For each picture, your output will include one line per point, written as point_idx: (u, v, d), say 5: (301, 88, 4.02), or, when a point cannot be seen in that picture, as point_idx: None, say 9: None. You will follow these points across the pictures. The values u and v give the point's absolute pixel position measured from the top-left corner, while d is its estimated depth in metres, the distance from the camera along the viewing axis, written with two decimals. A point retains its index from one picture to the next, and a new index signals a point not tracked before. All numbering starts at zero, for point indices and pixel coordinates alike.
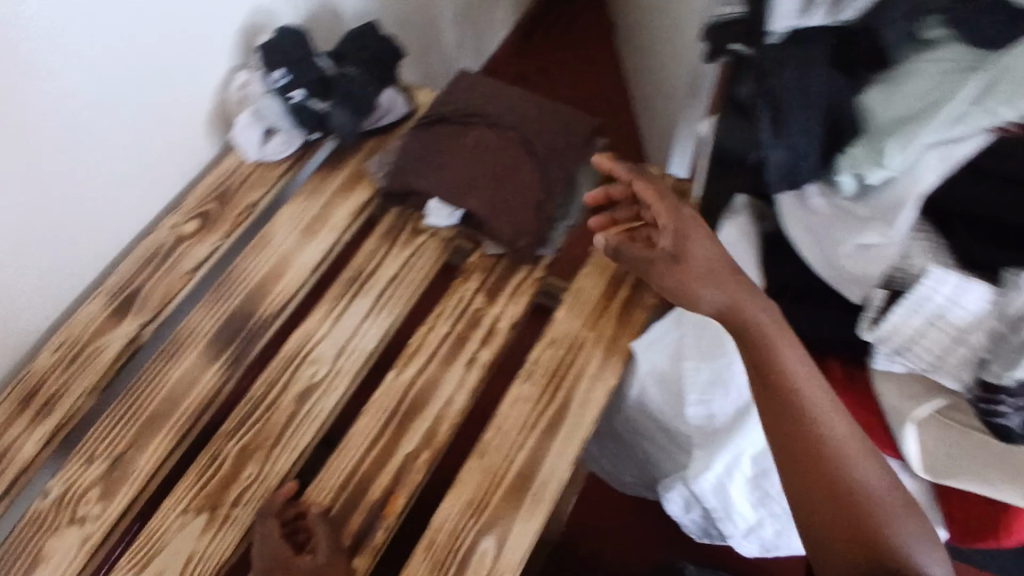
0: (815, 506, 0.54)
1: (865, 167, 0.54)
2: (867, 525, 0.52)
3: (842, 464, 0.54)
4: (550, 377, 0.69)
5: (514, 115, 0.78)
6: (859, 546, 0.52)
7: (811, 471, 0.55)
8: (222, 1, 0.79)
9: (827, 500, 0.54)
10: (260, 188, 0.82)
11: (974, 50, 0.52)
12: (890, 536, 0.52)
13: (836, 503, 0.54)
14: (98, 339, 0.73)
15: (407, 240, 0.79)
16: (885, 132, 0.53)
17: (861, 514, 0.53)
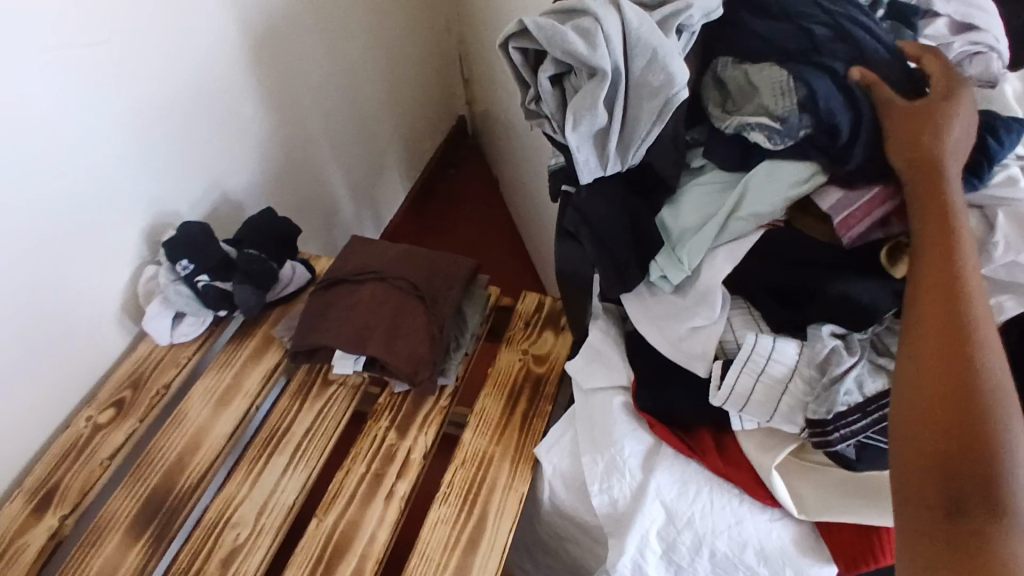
0: (929, 383, 0.49)
1: (672, 270, 0.68)
2: (976, 427, 0.45)
3: (993, 387, 0.47)
4: (465, 496, 0.74)
5: (400, 267, 0.89)
6: (955, 435, 0.46)
7: (953, 352, 0.49)
8: (128, 209, 0.89)
9: (949, 381, 0.48)
10: (173, 369, 0.88)
11: (727, 172, 0.67)
12: (994, 458, 0.44)
13: (960, 391, 0.47)
14: (19, 539, 0.74)
15: (319, 393, 0.85)
16: (680, 242, 0.67)
17: (976, 421, 0.46)
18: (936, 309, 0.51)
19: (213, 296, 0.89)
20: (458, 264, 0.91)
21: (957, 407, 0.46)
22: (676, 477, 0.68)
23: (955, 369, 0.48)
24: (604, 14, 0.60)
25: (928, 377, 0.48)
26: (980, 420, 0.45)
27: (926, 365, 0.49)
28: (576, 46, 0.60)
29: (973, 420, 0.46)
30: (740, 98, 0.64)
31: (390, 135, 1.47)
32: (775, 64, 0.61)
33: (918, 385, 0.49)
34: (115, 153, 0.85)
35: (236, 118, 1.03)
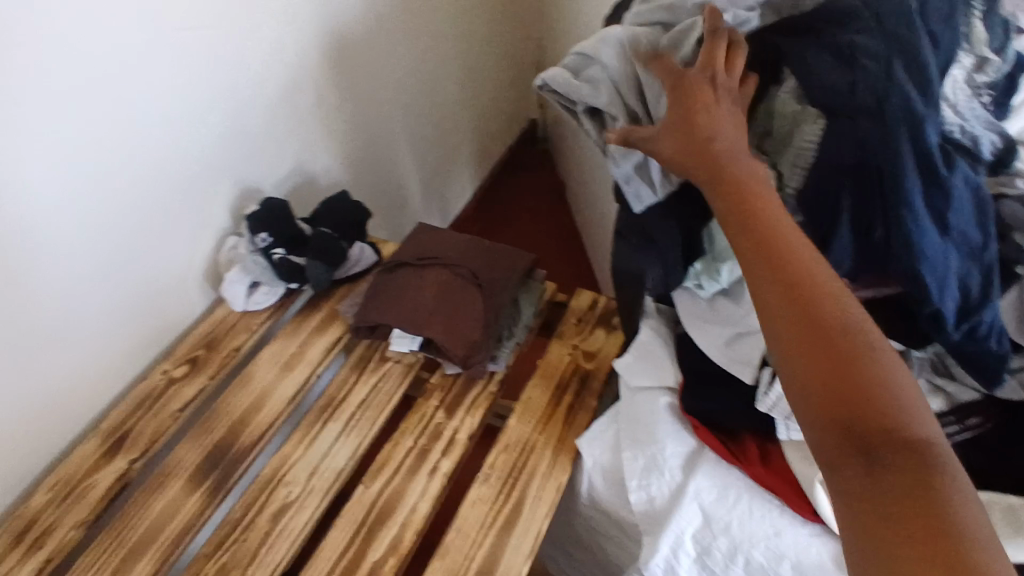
0: (807, 373, 0.49)
1: (709, 280, 0.70)
2: (865, 398, 0.46)
3: (861, 350, 0.48)
4: (506, 478, 0.76)
5: (462, 255, 0.92)
6: (846, 411, 0.46)
7: (813, 335, 0.49)
8: (216, 182, 0.96)
9: (822, 366, 0.48)
10: (244, 334, 0.94)
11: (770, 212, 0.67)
12: (893, 416, 0.46)
13: (833, 370, 0.48)
14: (90, 476, 0.80)
15: (375, 368, 0.89)
16: (719, 258, 0.69)
17: (863, 390, 0.47)
18: (783, 299, 0.51)
19: (288, 269, 0.95)
20: (517, 257, 0.93)
21: (852, 380, 0.47)
22: (716, 481, 0.68)
23: (841, 346, 0.48)
24: (607, 59, 0.65)
25: (820, 361, 0.48)
26: (868, 389, 0.47)
27: (812, 349, 0.49)
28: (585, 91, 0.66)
29: (870, 387, 0.47)
30: (784, 129, 0.62)
31: (463, 133, 1.51)
32: (822, 114, 0.59)
33: (805, 371, 0.49)
34: (209, 129, 0.92)
35: (321, 105, 1.09)
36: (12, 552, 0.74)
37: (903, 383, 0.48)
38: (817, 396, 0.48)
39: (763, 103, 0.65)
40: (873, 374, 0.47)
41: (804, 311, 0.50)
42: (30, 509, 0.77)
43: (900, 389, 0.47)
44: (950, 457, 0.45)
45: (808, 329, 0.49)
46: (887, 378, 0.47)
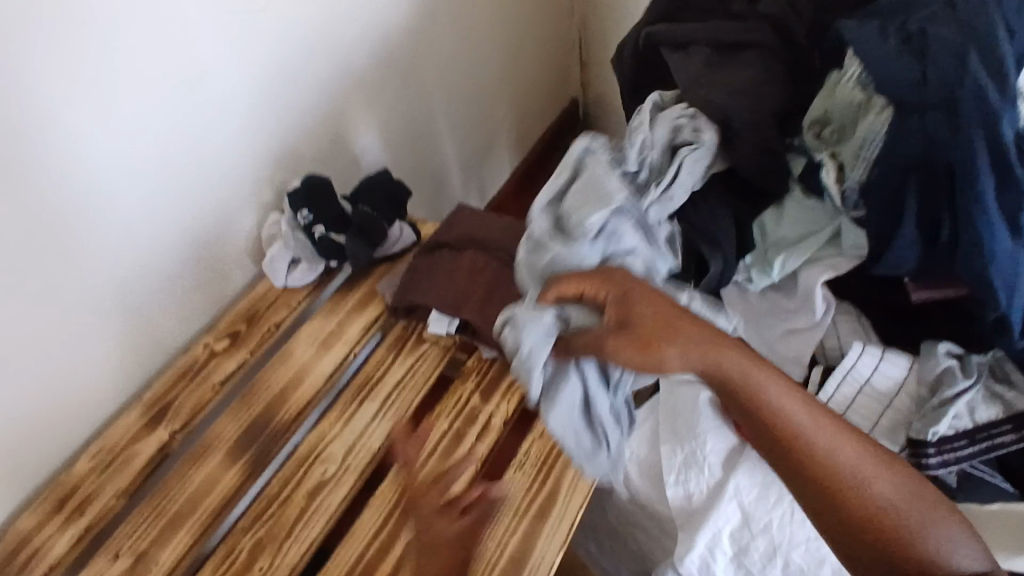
0: (822, 507, 0.59)
1: (758, 275, 0.73)
2: (882, 524, 0.57)
3: (853, 478, 0.59)
4: (541, 466, 0.75)
5: (502, 238, 0.91)
6: (874, 532, 0.57)
7: (829, 488, 0.58)
8: (260, 159, 0.96)
9: (826, 498, 0.59)
10: (285, 310, 0.95)
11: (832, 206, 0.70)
12: (908, 530, 0.57)
13: (841, 510, 0.58)
14: (133, 446, 0.82)
15: (412, 348, 0.88)
16: (774, 250, 0.73)
17: (879, 519, 0.57)
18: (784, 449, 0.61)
19: (327, 246, 0.95)
20: None
21: (844, 500, 0.58)
22: (757, 480, 0.67)
23: (817, 466, 0.59)
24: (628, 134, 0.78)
25: (821, 490, 0.58)
26: (875, 512, 0.58)
27: (804, 471, 0.60)
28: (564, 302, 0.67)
29: (857, 501, 0.58)
30: (846, 119, 0.65)
31: (505, 112, 1.49)
32: (891, 104, 0.60)
33: (823, 514, 0.59)
34: (253, 106, 0.93)
35: (365, 82, 1.08)
36: (59, 516, 0.77)
37: (878, 479, 0.59)
38: (846, 520, 0.58)
39: (829, 82, 0.67)
40: (875, 501, 0.58)
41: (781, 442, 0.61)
42: (76, 474, 0.80)
43: (906, 507, 0.57)
44: (965, 548, 0.56)
45: (803, 472, 0.59)
46: (884, 492, 0.58)
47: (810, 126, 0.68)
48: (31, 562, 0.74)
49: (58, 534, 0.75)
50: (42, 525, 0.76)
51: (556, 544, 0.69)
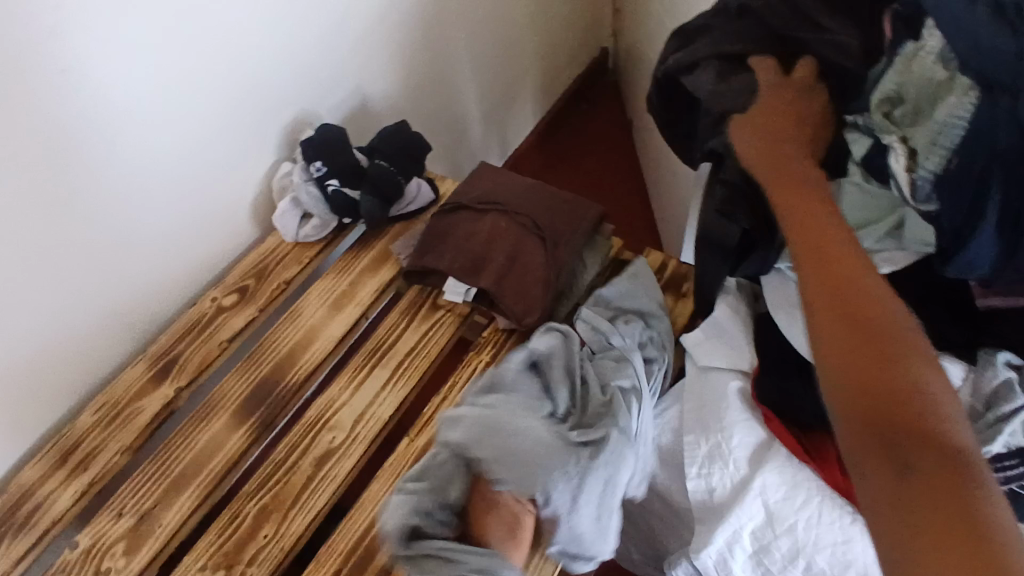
0: (852, 382, 0.46)
1: None
2: (908, 414, 0.43)
3: (910, 364, 0.45)
4: None
5: (524, 202, 0.86)
6: (890, 421, 0.43)
7: (874, 350, 0.46)
8: (272, 104, 0.91)
9: (859, 368, 0.46)
10: (295, 266, 0.91)
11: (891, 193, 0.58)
12: (946, 436, 0.42)
13: (868, 386, 0.45)
14: (137, 401, 0.79)
15: (427, 315, 0.85)
16: None
17: (913, 408, 0.43)
18: (839, 313, 0.49)
19: (341, 201, 0.90)
20: (584, 210, 0.86)
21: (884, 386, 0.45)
22: (786, 480, 0.63)
23: (885, 346, 0.46)
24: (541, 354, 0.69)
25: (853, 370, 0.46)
26: (916, 403, 0.43)
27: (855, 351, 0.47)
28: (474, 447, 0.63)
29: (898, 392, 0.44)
30: (921, 100, 0.53)
31: (530, 62, 1.41)
32: (974, 86, 0.49)
33: (848, 394, 0.46)
34: (266, 45, 0.86)
35: (385, 25, 1.01)
36: (61, 470, 0.75)
37: (954, 409, 0.44)
38: (853, 395, 0.45)
39: (901, 56, 0.55)
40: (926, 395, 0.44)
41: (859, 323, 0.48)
42: (79, 428, 0.78)
43: (953, 416, 0.43)
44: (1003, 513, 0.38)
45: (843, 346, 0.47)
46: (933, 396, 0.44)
47: (877, 105, 0.56)
48: (32, 517, 0.72)
49: (60, 489, 0.73)
50: (43, 479, 0.74)
51: None
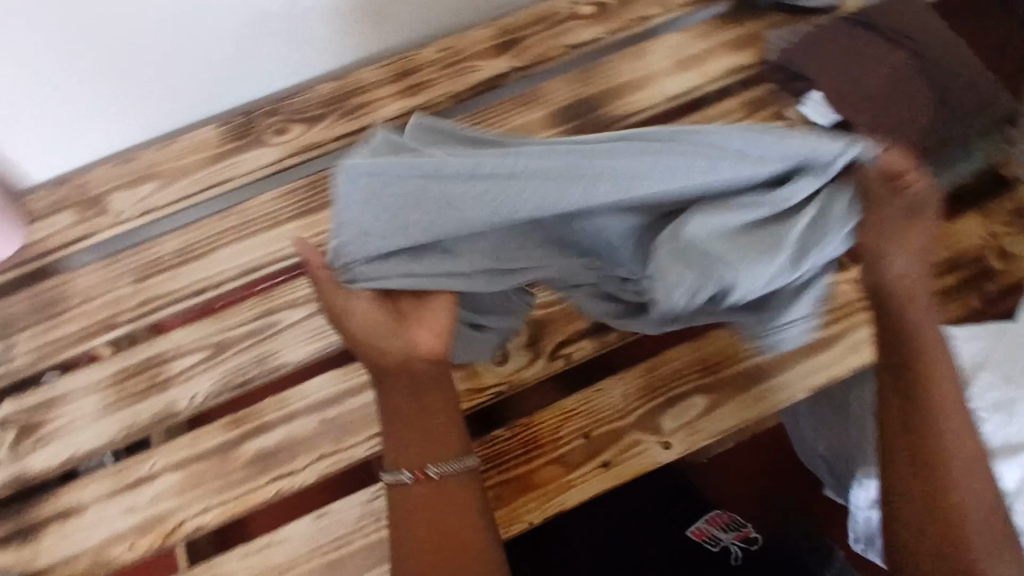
0: (911, 468, 0.55)
1: None
2: (951, 518, 0.54)
3: (942, 424, 0.55)
4: (832, 309, 0.67)
5: (942, 57, 0.73)
6: (943, 522, 0.54)
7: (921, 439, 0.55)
8: None
9: (916, 463, 0.55)
10: (658, 8, 0.85)
11: None
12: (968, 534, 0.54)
13: (928, 472, 0.55)
14: (476, 60, 0.82)
15: (768, 117, 0.77)
16: None
17: (948, 511, 0.54)
18: (900, 375, 0.56)
19: None
20: (999, 101, 0.73)
21: (930, 422, 0.55)
22: None
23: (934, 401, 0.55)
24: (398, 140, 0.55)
25: (932, 442, 0.55)
26: (955, 506, 0.54)
27: (941, 398, 0.55)
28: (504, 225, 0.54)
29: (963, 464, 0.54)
30: None
31: None
32: None
33: (903, 481, 0.56)
34: None
35: None
36: (394, 85, 0.80)
37: (970, 485, 0.54)
38: (922, 489, 0.55)
39: None
40: (958, 490, 0.54)
41: (909, 221, 0.52)
42: (421, 58, 0.82)
43: (965, 497, 0.54)
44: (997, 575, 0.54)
45: (926, 413, 0.55)
46: (957, 456, 0.54)
47: None
48: (361, 110, 0.79)
49: (388, 100, 0.79)
50: (377, 85, 0.80)
51: (760, 400, 0.64)
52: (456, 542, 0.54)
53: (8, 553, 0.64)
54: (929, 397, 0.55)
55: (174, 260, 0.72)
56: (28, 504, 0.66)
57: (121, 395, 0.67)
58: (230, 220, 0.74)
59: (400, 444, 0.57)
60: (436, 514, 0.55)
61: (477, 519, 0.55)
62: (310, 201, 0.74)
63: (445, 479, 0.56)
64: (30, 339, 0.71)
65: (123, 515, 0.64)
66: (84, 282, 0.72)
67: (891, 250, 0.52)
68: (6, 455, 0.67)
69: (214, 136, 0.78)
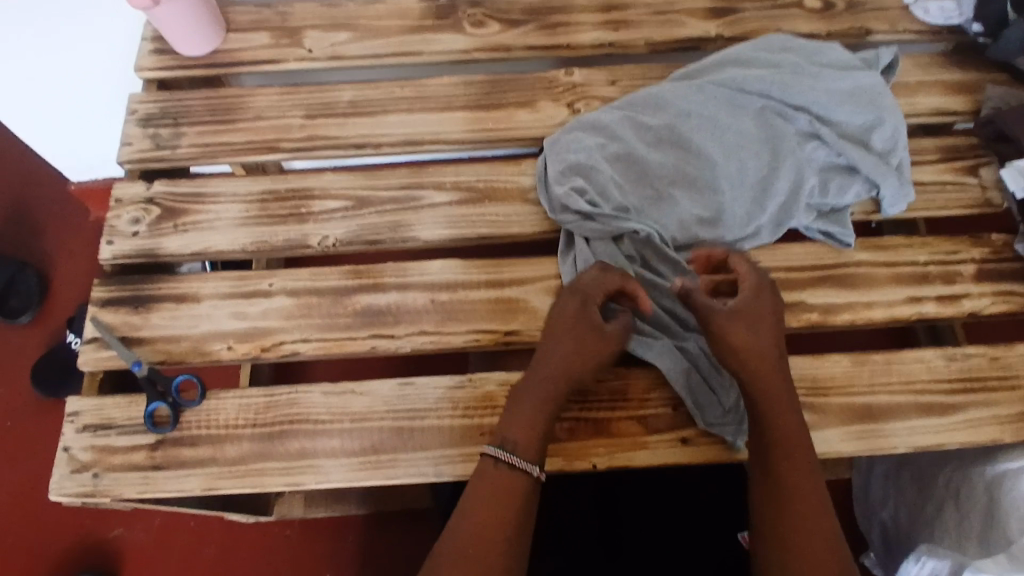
0: (776, 504, 0.55)
1: None
2: (806, 537, 0.53)
3: (795, 428, 0.57)
4: (964, 378, 0.64)
5: None
6: (790, 547, 0.53)
7: (779, 444, 0.56)
8: None
9: (768, 508, 0.55)
10: (885, 25, 0.82)
11: None
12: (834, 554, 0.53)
13: (789, 488, 0.55)
14: (686, 16, 0.80)
15: (960, 170, 0.76)
16: None
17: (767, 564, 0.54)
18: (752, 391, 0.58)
19: (993, 8, 0.77)
20: None
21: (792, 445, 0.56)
22: None
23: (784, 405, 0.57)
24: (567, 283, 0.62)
25: (768, 442, 0.57)
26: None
27: (765, 387, 0.58)
28: (600, 207, 0.66)
29: (789, 455, 0.56)
30: None
31: None
32: None
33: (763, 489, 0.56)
34: None
35: None
36: (599, 14, 0.80)
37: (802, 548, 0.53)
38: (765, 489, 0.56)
39: None
40: (819, 515, 0.54)
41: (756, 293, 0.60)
42: None
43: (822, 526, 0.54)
44: None
45: (753, 409, 0.58)
46: (784, 525, 0.54)
47: None
48: (562, 27, 0.79)
49: (589, 27, 0.79)
50: (583, 9, 0.80)
51: (860, 439, 0.62)
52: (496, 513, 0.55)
53: (117, 315, 0.67)
54: (753, 393, 0.58)
55: (346, 109, 0.75)
56: (148, 279, 0.68)
57: (263, 214, 0.71)
58: (407, 91, 0.76)
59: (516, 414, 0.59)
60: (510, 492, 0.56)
61: (507, 510, 0.55)
62: (487, 97, 0.76)
63: (510, 470, 0.56)
64: (198, 135, 0.74)
65: (230, 318, 0.67)
66: (260, 101, 0.76)
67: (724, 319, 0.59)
68: (146, 230, 0.70)
69: (416, 9, 0.79)
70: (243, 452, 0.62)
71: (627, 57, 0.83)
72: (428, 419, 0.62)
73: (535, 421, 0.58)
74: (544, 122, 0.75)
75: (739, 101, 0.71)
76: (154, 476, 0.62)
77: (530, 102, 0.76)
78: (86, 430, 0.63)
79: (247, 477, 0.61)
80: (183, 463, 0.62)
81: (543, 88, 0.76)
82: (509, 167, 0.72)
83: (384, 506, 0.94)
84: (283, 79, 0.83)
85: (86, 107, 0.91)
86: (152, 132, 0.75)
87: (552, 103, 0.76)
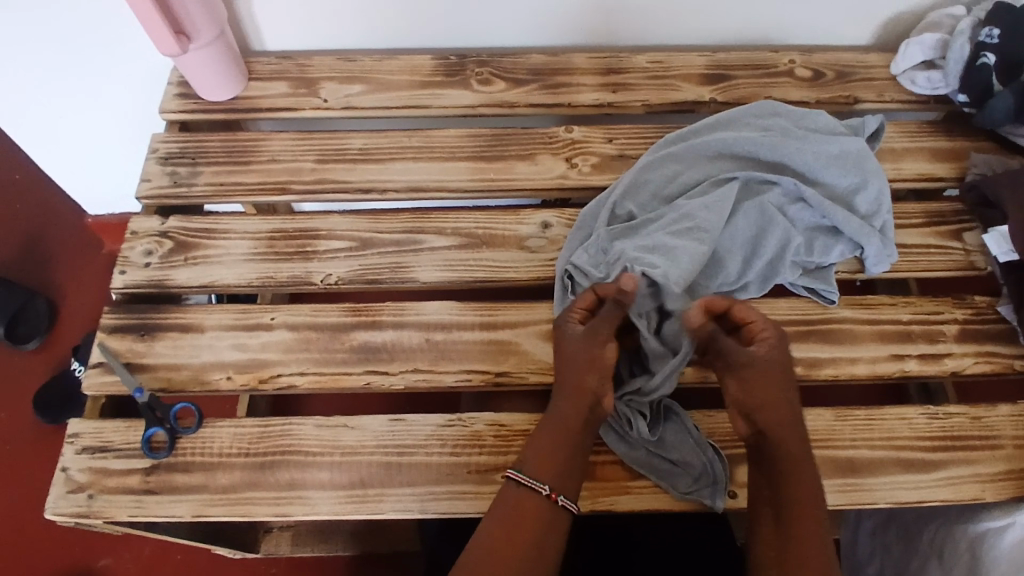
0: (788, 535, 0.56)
1: None
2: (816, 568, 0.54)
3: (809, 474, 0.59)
4: (945, 435, 0.65)
5: None
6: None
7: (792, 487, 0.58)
8: None
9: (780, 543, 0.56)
10: (871, 94, 0.86)
11: None
12: None
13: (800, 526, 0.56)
14: (682, 80, 0.85)
15: (943, 233, 0.78)
16: None
17: None
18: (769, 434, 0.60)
19: (976, 81, 0.80)
20: None
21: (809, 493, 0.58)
22: None
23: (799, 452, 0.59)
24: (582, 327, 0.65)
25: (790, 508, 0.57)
26: None
27: (788, 444, 0.60)
28: (591, 270, 0.68)
29: (802, 502, 0.57)
30: None
31: None
32: None
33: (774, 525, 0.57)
34: None
35: None
36: (600, 76, 0.85)
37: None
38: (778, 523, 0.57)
39: None
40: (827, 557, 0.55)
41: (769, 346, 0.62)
42: (632, 62, 0.86)
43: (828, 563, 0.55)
44: None
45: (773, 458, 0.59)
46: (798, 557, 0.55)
47: None
48: (563, 88, 0.84)
49: (589, 88, 0.84)
50: (584, 71, 0.85)
51: (839, 492, 0.62)
52: (513, 542, 0.55)
53: (123, 341, 0.69)
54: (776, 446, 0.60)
55: (356, 156, 0.79)
56: (156, 309, 0.71)
57: (270, 251, 0.74)
58: (415, 141, 0.80)
59: (539, 453, 0.59)
60: (525, 521, 0.56)
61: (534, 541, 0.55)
62: (489, 149, 0.80)
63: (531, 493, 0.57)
64: (214, 174, 0.78)
65: (230, 349, 0.69)
66: (275, 145, 0.80)
67: (761, 369, 0.62)
68: (158, 262, 0.73)
69: (427, 65, 0.84)
70: (234, 481, 0.63)
71: (626, 117, 0.87)
72: (417, 455, 0.64)
73: (555, 451, 0.59)
74: (543, 173, 0.78)
75: (727, 165, 0.74)
76: (146, 501, 0.63)
77: (531, 155, 0.80)
78: (84, 451, 0.65)
79: (236, 505, 0.62)
80: (175, 489, 0.63)
81: (544, 142, 0.80)
82: (508, 216, 0.76)
83: (372, 548, 0.94)
84: (298, 125, 0.88)
85: (109, 145, 0.96)
86: (170, 170, 0.79)
87: (551, 157, 0.79)
